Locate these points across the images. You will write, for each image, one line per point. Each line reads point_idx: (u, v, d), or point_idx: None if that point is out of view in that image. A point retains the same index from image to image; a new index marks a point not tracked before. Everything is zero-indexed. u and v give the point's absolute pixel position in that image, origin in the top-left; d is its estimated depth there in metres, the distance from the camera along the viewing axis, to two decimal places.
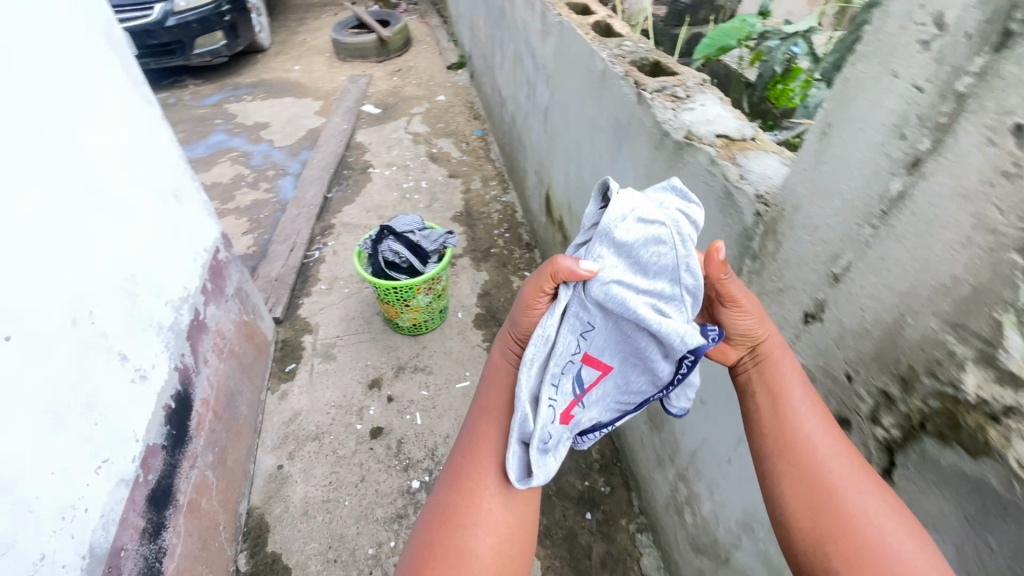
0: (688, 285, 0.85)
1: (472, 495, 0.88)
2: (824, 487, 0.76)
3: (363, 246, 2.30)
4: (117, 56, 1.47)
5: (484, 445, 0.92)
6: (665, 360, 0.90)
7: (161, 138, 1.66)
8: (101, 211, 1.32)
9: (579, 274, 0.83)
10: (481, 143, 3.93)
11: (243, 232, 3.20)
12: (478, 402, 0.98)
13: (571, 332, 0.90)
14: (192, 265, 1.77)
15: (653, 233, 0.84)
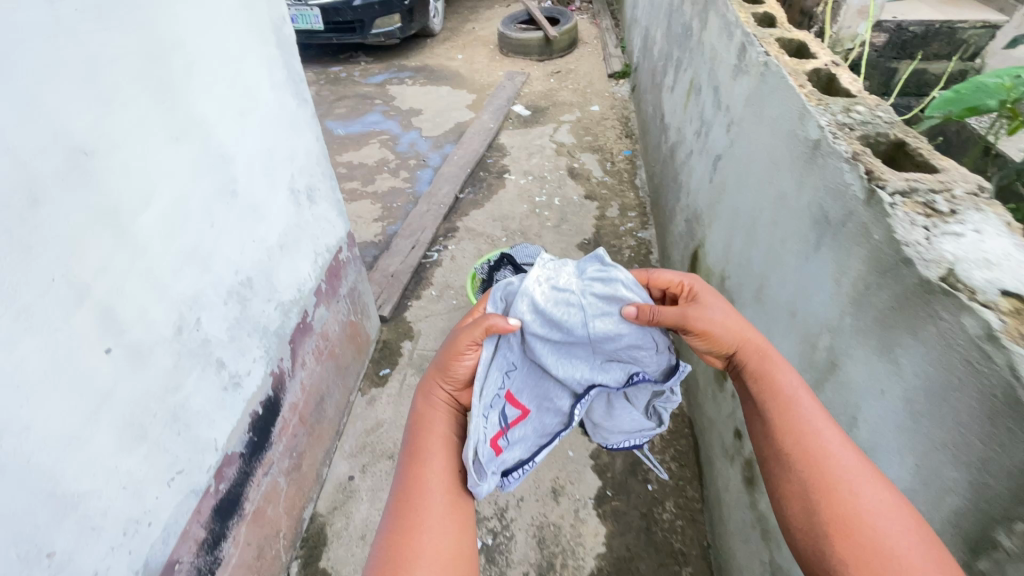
0: (602, 331, 1.14)
1: (416, 512, 1.00)
2: (824, 469, 0.88)
3: (480, 270, 2.18)
4: (279, 54, 1.45)
5: (422, 479, 1.04)
6: (566, 397, 1.20)
7: (306, 136, 1.64)
8: (230, 213, 1.29)
9: (505, 327, 1.11)
10: (628, 165, 3.63)
11: (374, 218, 3.29)
12: (412, 440, 1.12)
13: (498, 370, 1.14)
14: (311, 267, 1.75)
15: (567, 297, 1.14)
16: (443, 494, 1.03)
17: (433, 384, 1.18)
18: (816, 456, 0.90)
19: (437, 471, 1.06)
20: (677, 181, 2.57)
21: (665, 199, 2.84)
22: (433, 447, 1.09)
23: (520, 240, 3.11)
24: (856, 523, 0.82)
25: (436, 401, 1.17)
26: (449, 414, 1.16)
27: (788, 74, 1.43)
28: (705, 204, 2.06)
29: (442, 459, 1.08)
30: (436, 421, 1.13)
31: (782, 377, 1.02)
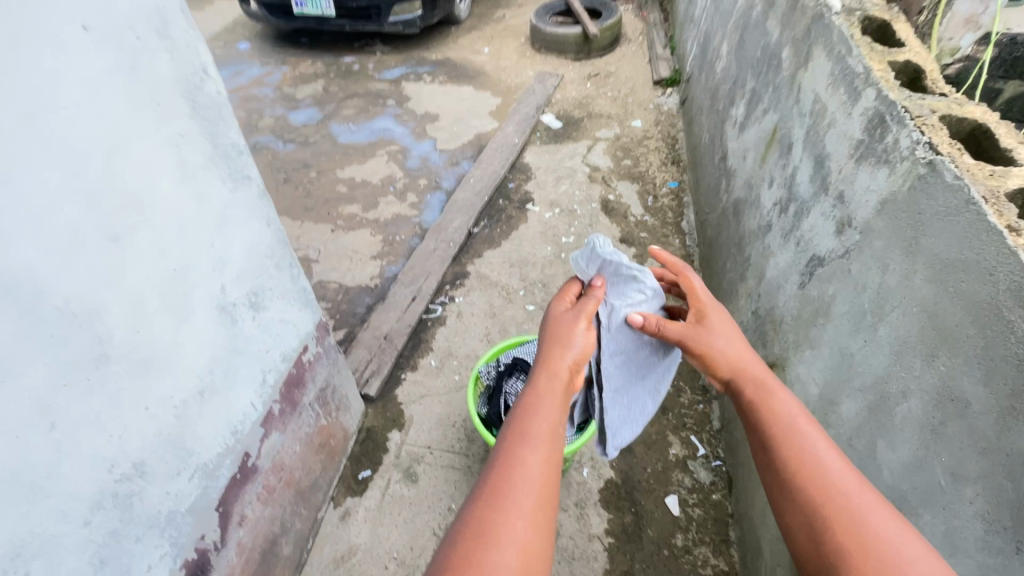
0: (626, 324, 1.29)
1: (508, 495, 0.91)
2: (825, 485, 0.92)
3: (485, 373, 1.70)
4: (198, 124, 0.98)
5: (520, 464, 0.96)
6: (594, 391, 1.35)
7: (247, 226, 1.17)
8: (100, 385, 0.85)
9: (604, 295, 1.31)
10: (673, 201, 3.08)
11: (373, 253, 2.81)
12: (521, 421, 1.05)
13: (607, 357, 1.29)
14: (255, 392, 1.30)
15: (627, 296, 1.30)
16: (539, 483, 0.94)
17: (553, 365, 1.16)
18: (822, 481, 0.93)
19: (538, 458, 0.98)
20: (743, 252, 2.04)
21: (723, 263, 2.31)
22: (539, 429, 1.03)
23: (541, 294, 2.61)
24: (872, 547, 0.83)
25: (550, 379, 1.14)
26: (559, 406, 1.09)
27: (982, 197, 0.90)
28: (790, 312, 1.54)
29: (546, 445, 1.01)
30: (541, 392, 1.11)
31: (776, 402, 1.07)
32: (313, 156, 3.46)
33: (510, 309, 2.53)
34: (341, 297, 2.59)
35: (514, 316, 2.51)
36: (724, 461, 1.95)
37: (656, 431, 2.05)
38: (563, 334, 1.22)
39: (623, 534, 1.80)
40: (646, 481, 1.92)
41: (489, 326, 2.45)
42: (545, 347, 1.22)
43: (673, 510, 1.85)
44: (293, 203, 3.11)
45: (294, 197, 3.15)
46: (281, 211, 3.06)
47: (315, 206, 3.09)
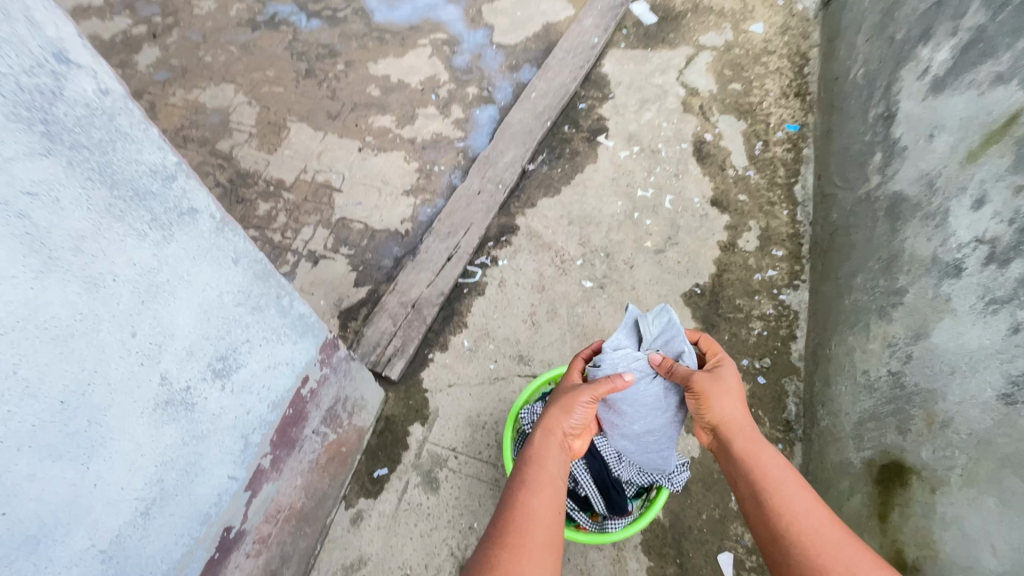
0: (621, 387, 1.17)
1: (520, 533, 0.80)
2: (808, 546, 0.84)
3: (524, 420, 1.37)
4: (57, 153, 0.56)
5: (528, 506, 0.85)
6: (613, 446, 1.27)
7: (199, 280, 0.77)
8: None
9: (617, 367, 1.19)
10: (789, 153, 2.39)
11: (405, 186, 2.34)
12: (528, 465, 0.95)
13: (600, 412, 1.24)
14: (231, 466, 0.99)
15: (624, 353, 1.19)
16: (545, 522, 0.83)
17: (551, 421, 1.04)
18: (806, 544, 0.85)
19: (541, 498, 0.88)
20: (890, 278, 1.51)
21: (851, 272, 1.78)
22: (545, 474, 0.93)
23: (602, 267, 2.14)
24: None
25: (553, 428, 1.03)
26: (563, 456, 1.00)
27: None
28: (969, 421, 1.11)
29: (548, 486, 0.91)
30: (547, 441, 1.01)
31: (763, 448, 1.01)
32: (341, 40, 2.78)
33: (563, 284, 2.10)
34: (366, 242, 2.20)
35: (566, 292, 2.09)
36: None
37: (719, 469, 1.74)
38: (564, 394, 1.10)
39: None
40: (699, 529, 1.65)
41: (536, 303, 2.06)
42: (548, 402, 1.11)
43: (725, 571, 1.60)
44: (315, 106, 2.56)
45: (316, 97, 2.58)
46: (302, 116, 2.53)
47: (341, 113, 2.54)
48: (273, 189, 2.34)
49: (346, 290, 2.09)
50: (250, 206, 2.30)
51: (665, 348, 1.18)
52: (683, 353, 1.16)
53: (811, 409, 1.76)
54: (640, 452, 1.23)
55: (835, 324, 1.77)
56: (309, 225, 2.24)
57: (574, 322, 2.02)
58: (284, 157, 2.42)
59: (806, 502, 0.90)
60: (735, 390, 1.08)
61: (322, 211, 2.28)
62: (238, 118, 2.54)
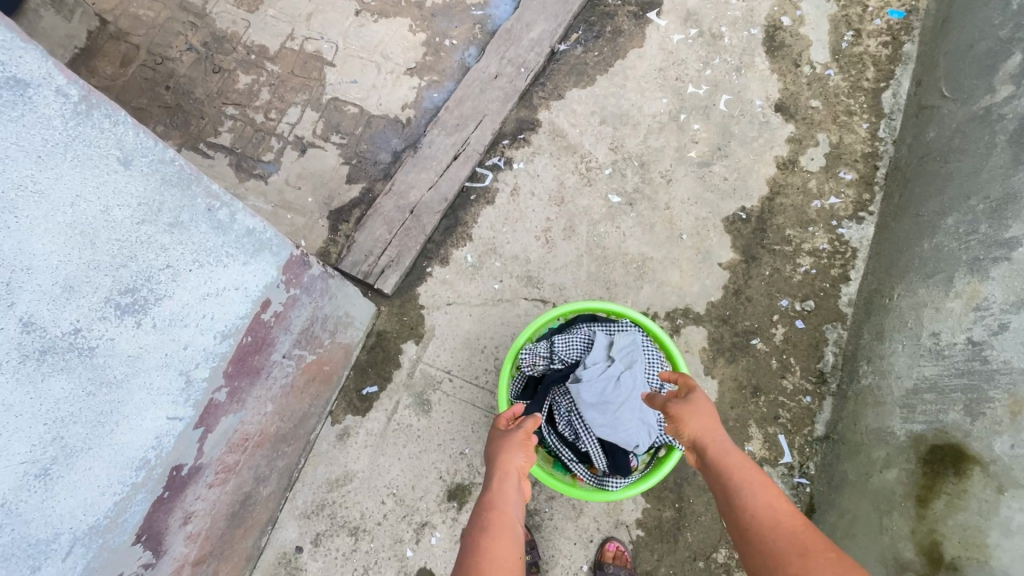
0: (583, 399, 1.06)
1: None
2: (790, 558, 0.69)
3: (525, 360, 1.16)
4: None
5: (489, 561, 0.73)
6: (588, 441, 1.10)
7: (57, 190, 0.60)
8: None
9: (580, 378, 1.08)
10: (885, 48, 1.92)
11: (409, 64, 1.96)
12: (484, 514, 0.82)
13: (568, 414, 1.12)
14: (168, 410, 0.84)
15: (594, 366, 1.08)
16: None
17: (503, 461, 0.92)
18: (789, 556, 0.70)
19: (503, 549, 0.75)
20: (997, 226, 1.22)
21: (939, 209, 1.46)
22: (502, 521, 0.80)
23: (634, 179, 1.83)
24: None
25: (505, 467, 0.91)
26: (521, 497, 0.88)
27: None
28: None
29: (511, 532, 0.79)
30: (501, 481, 0.88)
31: (729, 454, 0.88)
32: None
33: (586, 196, 1.81)
34: (361, 131, 1.89)
35: (588, 207, 1.80)
36: (810, 480, 1.55)
37: (734, 417, 1.60)
38: (512, 434, 0.98)
39: (656, 530, 1.51)
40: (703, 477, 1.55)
41: (552, 217, 1.79)
42: (495, 441, 0.98)
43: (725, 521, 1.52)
44: None
45: None
46: None
47: None
48: (254, 58, 1.98)
49: (338, 186, 1.84)
50: (228, 78, 1.96)
51: (626, 370, 1.07)
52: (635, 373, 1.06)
53: (853, 362, 1.55)
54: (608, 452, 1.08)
55: (903, 270, 1.49)
56: (296, 105, 1.92)
57: (593, 242, 1.77)
58: (267, 17, 2.01)
59: (775, 507, 0.77)
60: (706, 400, 0.97)
61: (311, 88, 1.94)
62: None
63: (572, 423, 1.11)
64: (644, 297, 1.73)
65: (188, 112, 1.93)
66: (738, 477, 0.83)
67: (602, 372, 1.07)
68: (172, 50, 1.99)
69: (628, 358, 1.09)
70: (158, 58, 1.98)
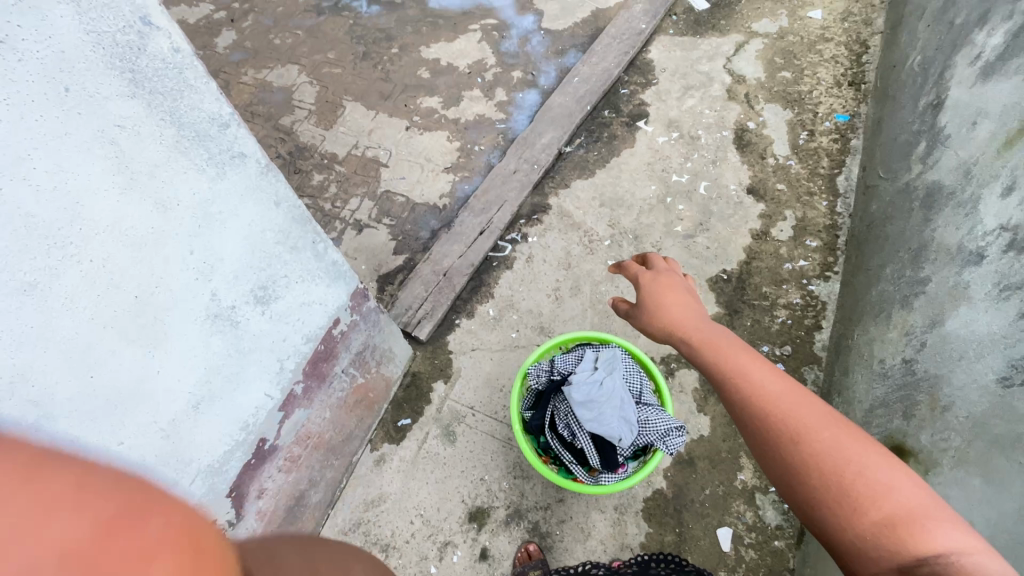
0: (575, 400, 1.31)
1: None
2: (775, 401, 0.85)
3: (531, 376, 1.44)
4: (153, 100, 0.70)
5: None
6: (582, 439, 1.31)
7: (247, 219, 0.93)
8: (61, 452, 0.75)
9: (571, 383, 1.34)
10: (834, 144, 2.34)
11: (446, 164, 2.48)
12: None
13: (565, 419, 1.35)
14: (267, 388, 1.16)
15: (582, 373, 1.35)
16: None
17: None
18: (780, 401, 0.85)
19: None
20: (917, 268, 1.48)
21: (882, 262, 1.73)
22: None
23: (629, 249, 2.19)
24: (827, 458, 0.76)
25: None
26: None
27: None
28: (968, 404, 1.11)
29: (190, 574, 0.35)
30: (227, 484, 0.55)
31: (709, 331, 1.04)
32: (398, 24, 2.92)
33: (589, 262, 2.17)
34: (406, 214, 2.36)
35: (591, 271, 2.15)
36: None
37: (726, 449, 1.77)
38: None
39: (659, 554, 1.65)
40: (700, 504, 1.70)
41: (560, 279, 2.14)
42: None
43: (723, 545, 1.65)
44: (369, 86, 2.73)
45: (370, 77, 2.75)
46: (357, 96, 2.72)
47: (393, 94, 2.69)
48: (327, 162, 2.54)
49: (386, 257, 2.27)
50: (305, 177, 2.52)
51: (608, 376, 1.34)
52: (613, 378, 1.33)
53: (828, 398, 1.74)
54: (599, 446, 1.29)
55: (860, 315, 1.74)
56: (357, 196, 2.43)
57: (596, 299, 2.10)
58: (339, 134, 2.61)
59: (757, 366, 0.92)
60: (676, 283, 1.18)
61: (369, 184, 2.46)
62: (300, 96, 2.76)
63: (569, 424, 1.34)
64: (641, 345, 2.00)
65: None
66: (723, 347, 0.99)
67: (590, 377, 1.34)
68: None
69: (608, 366, 1.37)
70: None
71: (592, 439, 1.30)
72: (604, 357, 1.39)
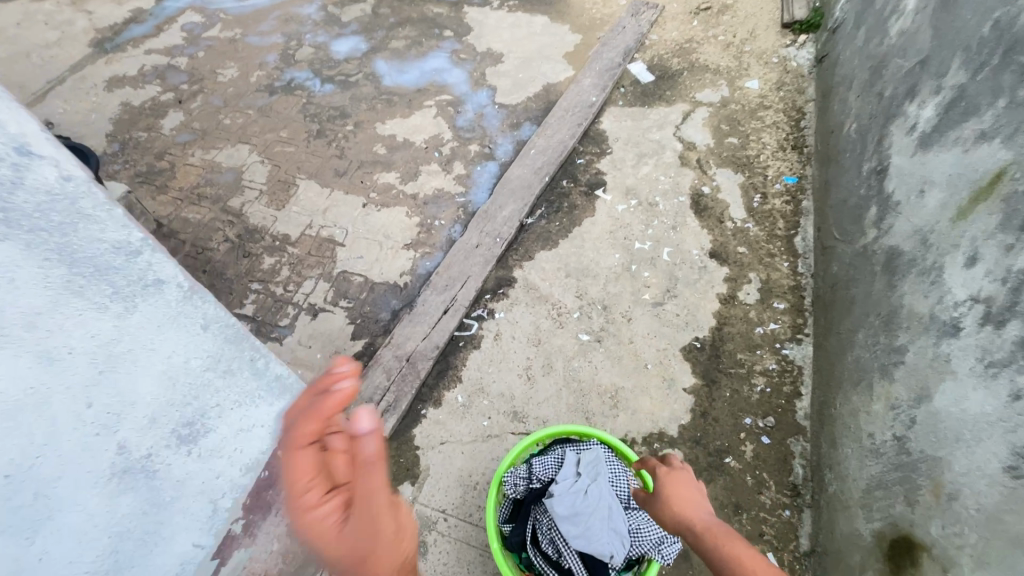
0: (558, 511, 1.18)
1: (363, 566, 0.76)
2: None
3: (507, 483, 1.29)
4: (45, 239, 0.67)
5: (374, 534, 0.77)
6: (568, 555, 1.16)
7: (161, 349, 0.81)
8: None
9: (552, 490, 1.21)
10: (786, 206, 2.40)
11: (406, 241, 2.39)
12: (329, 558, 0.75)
13: (547, 531, 1.20)
14: (193, 541, 0.97)
15: (563, 478, 1.23)
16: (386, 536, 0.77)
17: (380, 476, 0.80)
18: None
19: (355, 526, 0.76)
20: (891, 336, 1.46)
21: (852, 327, 1.72)
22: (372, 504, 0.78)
23: (599, 320, 2.12)
24: None
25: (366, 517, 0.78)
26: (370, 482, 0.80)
27: None
28: (976, 495, 1.04)
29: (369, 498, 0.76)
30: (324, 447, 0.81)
31: (708, 523, 1.02)
32: (351, 102, 2.92)
33: (559, 336, 2.08)
34: (365, 295, 2.24)
35: (562, 346, 2.06)
36: None
37: None
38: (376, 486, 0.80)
39: None
40: None
41: (531, 357, 2.04)
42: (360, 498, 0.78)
43: None
44: (323, 163, 2.68)
45: (325, 156, 2.70)
46: (310, 173, 2.65)
47: (348, 170, 2.64)
48: (278, 244, 2.42)
49: (344, 342, 2.12)
50: (255, 261, 2.37)
51: (592, 481, 1.22)
52: (599, 483, 1.22)
53: (819, 473, 1.66)
54: (589, 560, 1.15)
55: (839, 382, 1.70)
56: (311, 278, 2.30)
57: (570, 376, 1.99)
58: (291, 213, 2.51)
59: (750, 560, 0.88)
60: (692, 479, 1.13)
61: (324, 264, 2.34)
62: (250, 176, 2.67)
63: (552, 538, 1.19)
64: (621, 424, 1.89)
65: (219, 290, 2.30)
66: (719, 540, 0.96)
67: (572, 482, 1.22)
68: (212, 242, 2.44)
69: (592, 469, 1.25)
70: (199, 249, 2.42)
71: (580, 554, 1.16)
72: (587, 457, 1.27)
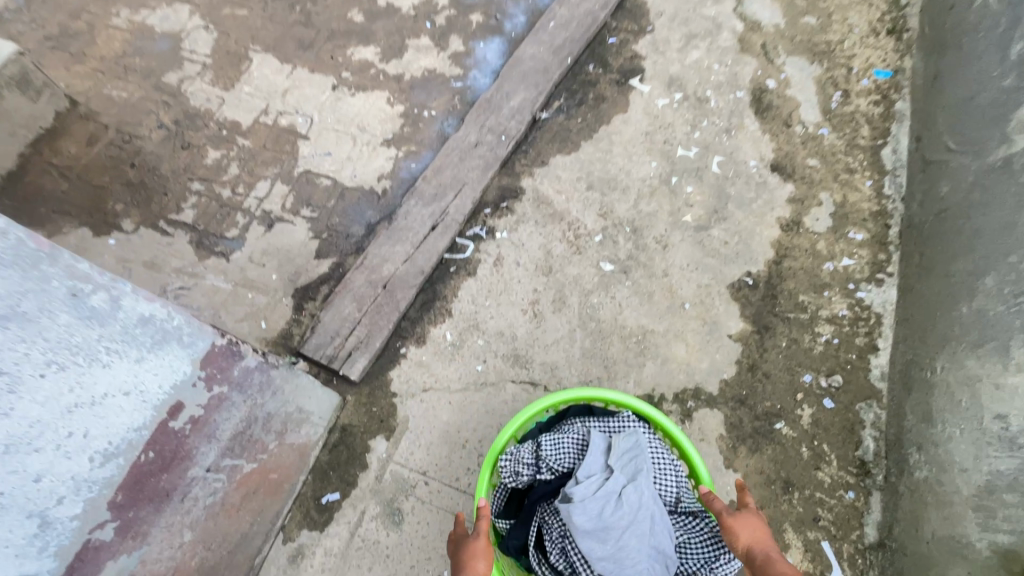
0: (578, 521, 0.96)
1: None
2: None
3: (505, 471, 1.07)
4: None
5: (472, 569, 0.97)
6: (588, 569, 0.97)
7: None
8: None
9: (569, 492, 0.99)
10: (876, 108, 1.85)
11: (386, 136, 1.88)
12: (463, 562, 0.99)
13: (559, 539, 1.00)
14: (14, 561, 0.81)
15: (589, 476, 1.01)
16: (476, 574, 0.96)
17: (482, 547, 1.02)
18: None
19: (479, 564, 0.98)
20: None
21: (974, 271, 1.34)
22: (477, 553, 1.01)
23: (626, 246, 1.68)
24: None
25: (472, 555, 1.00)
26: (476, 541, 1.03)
27: None
28: None
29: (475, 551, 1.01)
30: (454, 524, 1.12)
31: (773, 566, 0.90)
32: None
33: (575, 265, 1.66)
34: (333, 203, 1.78)
35: (579, 277, 1.64)
36: None
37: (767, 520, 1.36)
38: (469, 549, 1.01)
39: None
40: None
41: (539, 288, 1.63)
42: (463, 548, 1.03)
43: None
44: (283, 31, 2.07)
45: (284, 21, 2.09)
46: (266, 45, 2.06)
47: (314, 41, 2.05)
48: (226, 134, 1.91)
49: (306, 262, 1.70)
50: (197, 154, 1.88)
51: (624, 480, 1.01)
52: (628, 483, 1.00)
53: (899, 448, 1.36)
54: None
55: (942, 340, 1.35)
56: (266, 179, 1.82)
57: (586, 314, 1.59)
58: (242, 95, 1.97)
59: None
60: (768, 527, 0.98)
61: (283, 162, 1.85)
62: (190, 45, 2.07)
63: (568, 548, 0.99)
64: (648, 377, 1.52)
65: (150, 189, 1.83)
66: None
67: (597, 483, 1.00)
68: (142, 128, 1.93)
69: (622, 463, 1.03)
70: (126, 136, 1.91)
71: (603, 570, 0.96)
72: (618, 446, 1.05)
